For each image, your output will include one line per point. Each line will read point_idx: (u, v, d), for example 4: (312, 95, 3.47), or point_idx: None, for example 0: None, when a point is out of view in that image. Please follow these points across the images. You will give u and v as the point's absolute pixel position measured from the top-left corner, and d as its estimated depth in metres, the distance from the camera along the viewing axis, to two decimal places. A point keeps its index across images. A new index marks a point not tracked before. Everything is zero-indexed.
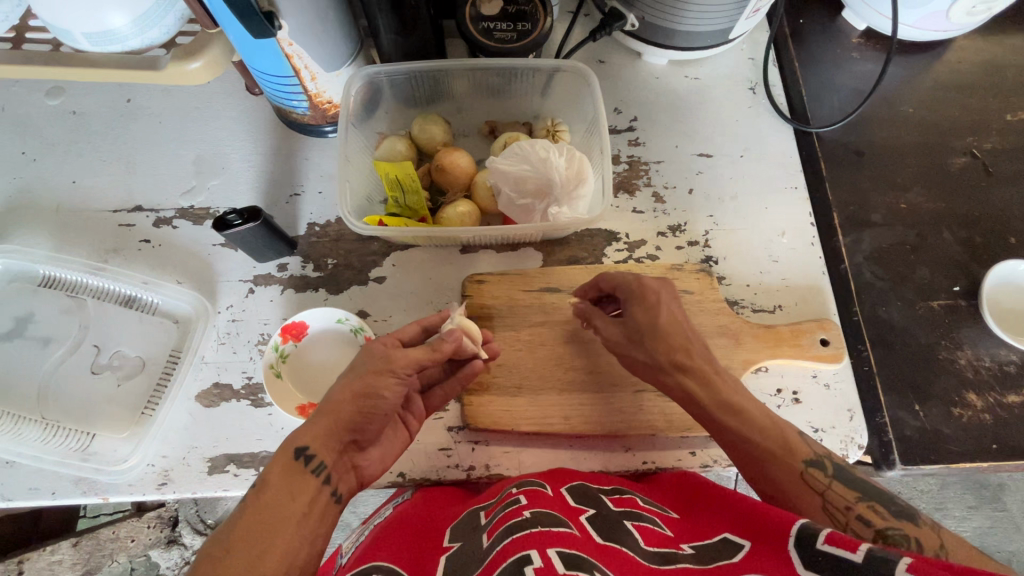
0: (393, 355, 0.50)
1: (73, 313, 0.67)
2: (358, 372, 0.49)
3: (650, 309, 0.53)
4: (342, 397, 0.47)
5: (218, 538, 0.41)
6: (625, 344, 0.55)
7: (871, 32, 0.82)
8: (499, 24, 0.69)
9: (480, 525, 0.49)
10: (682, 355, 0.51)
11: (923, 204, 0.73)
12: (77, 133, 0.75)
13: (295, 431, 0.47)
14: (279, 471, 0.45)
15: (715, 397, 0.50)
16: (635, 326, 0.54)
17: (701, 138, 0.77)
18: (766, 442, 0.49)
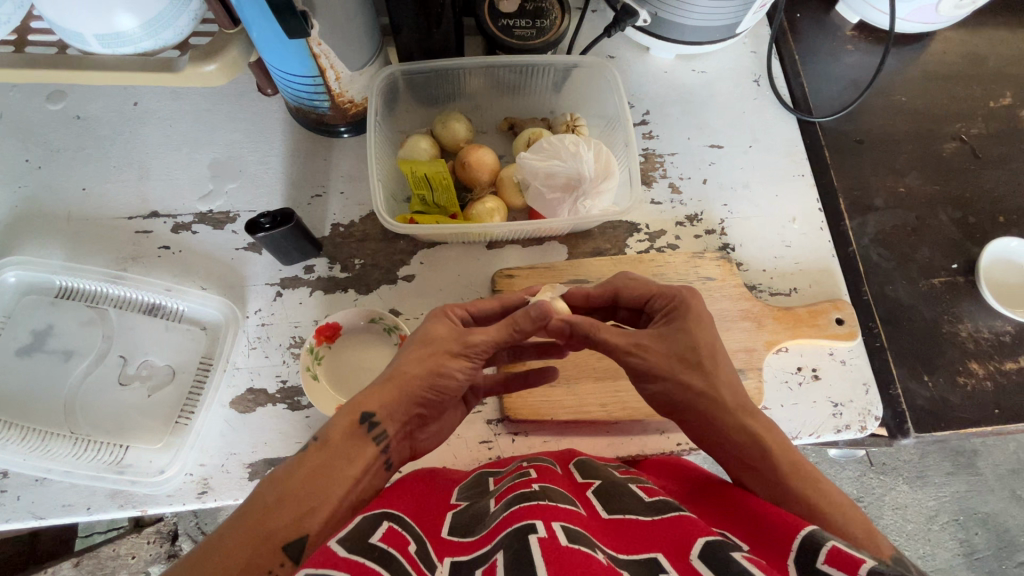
0: (469, 336, 0.48)
1: (94, 324, 0.65)
2: (431, 348, 0.47)
3: (705, 332, 0.48)
4: (414, 371, 0.46)
5: (267, 489, 0.40)
6: (683, 371, 0.46)
7: (864, 25, 0.86)
8: (517, 21, 0.69)
9: (490, 492, 0.52)
10: (735, 387, 0.46)
11: (920, 188, 0.78)
12: (83, 138, 0.73)
13: (362, 392, 0.45)
14: (342, 429, 0.43)
15: (755, 417, 0.45)
16: (691, 346, 0.47)
17: (711, 130, 0.80)
18: (777, 452, 0.44)
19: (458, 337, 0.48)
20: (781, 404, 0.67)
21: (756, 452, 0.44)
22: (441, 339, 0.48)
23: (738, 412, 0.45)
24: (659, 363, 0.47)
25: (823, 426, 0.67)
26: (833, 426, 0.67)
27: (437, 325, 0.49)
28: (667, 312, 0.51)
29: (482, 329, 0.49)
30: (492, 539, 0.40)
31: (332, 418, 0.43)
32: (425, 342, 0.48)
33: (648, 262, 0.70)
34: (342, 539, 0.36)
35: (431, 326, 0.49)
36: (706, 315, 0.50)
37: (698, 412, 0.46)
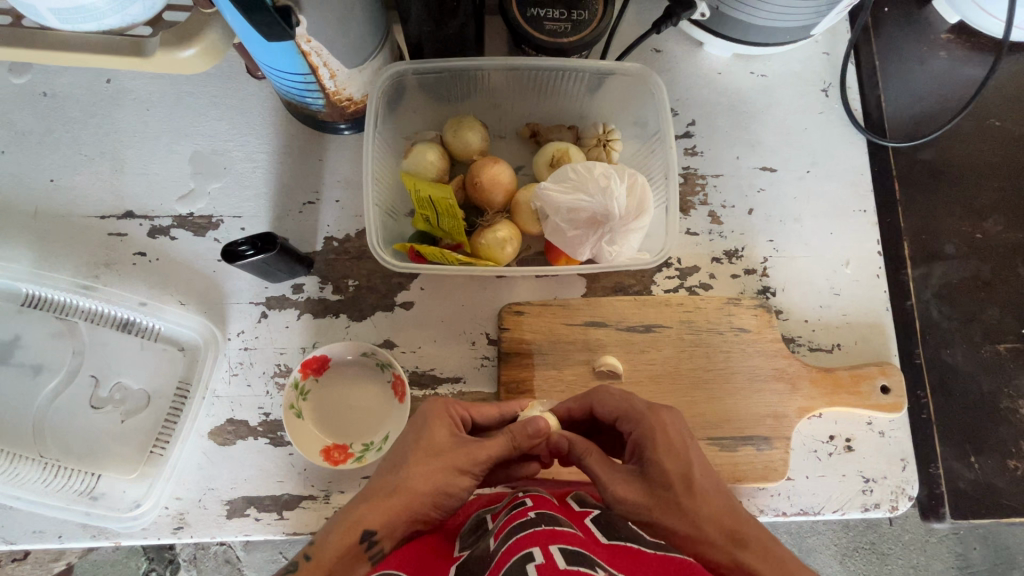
0: (476, 451, 0.46)
1: (64, 338, 0.60)
2: (438, 464, 0.44)
3: (676, 461, 0.44)
4: (422, 489, 0.43)
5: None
6: (659, 511, 0.42)
7: (963, 26, 0.72)
8: (551, 11, 0.58)
9: (487, 529, 0.47)
10: (720, 519, 0.42)
11: (1000, 235, 0.67)
12: (50, 120, 0.65)
13: (361, 505, 0.42)
14: (335, 548, 0.40)
15: (750, 548, 0.41)
16: (663, 479, 0.43)
17: (765, 148, 0.69)
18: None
19: (464, 451, 0.46)
20: (806, 475, 0.61)
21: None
22: (446, 450, 0.45)
23: (729, 549, 0.41)
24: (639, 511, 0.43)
25: (849, 503, 0.61)
26: (861, 504, 0.61)
27: (438, 433, 0.46)
28: (636, 443, 0.46)
29: (486, 443, 0.47)
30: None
31: (327, 537, 0.41)
32: (434, 453, 0.45)
33: (676, 306, 0.62)
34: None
35: (438, 434, 0.46)
36: (676, 435, 0.46)
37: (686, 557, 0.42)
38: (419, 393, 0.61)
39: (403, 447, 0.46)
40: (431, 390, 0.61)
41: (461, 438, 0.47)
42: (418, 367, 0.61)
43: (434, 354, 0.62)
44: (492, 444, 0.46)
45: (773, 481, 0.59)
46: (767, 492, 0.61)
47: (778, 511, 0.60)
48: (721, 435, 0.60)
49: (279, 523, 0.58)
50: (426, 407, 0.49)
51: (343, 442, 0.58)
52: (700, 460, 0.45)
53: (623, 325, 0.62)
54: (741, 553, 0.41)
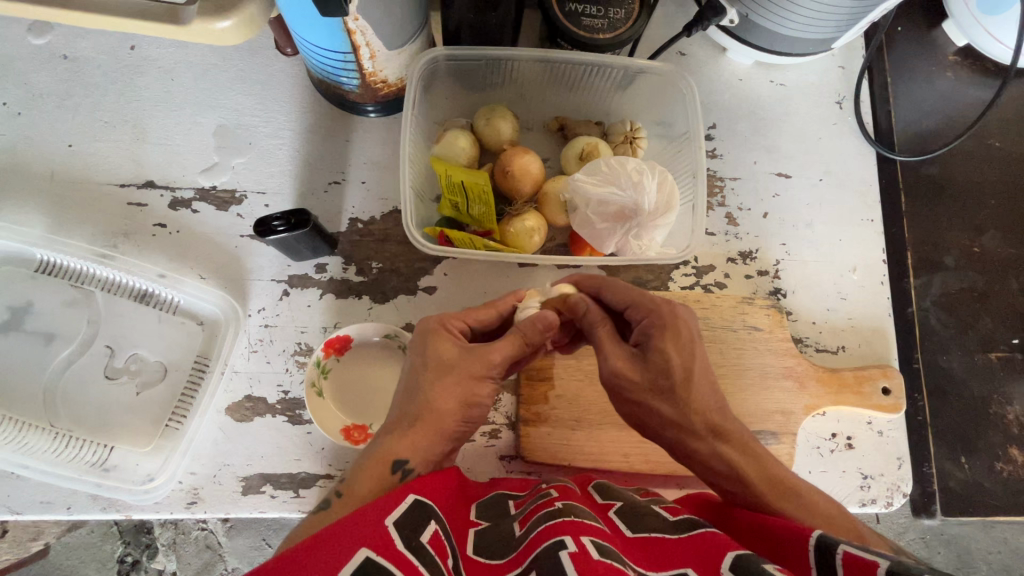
0: (488, 355, 0.48)
1: (78, 306, 0.58)
2: (455, 377, 0.47)
3: (682, 355, 0.46)
4: (447, 405, 0.46)
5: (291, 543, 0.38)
6: (652, 393, 0.45)
7: (969, 50, 0.75)
8: (588, 8, 0.59)
9: (511, 513, 0.49)
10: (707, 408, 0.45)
11: (996, 250, 0.71)
12: (70, 83, 0.63)
13: (389, 439, 0.43)
14: (370, 481, 0.41)
15: (730, 442, 0.45)
16: (662, 368, 0.45)
17: (780, 155, 0.71)
18: (752, 472, 0.44)
19: (477, 358, 0.48)
20: (808, 470, 0.64)
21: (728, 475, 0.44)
22: (460, 363, 0.47)
23: (708, 439, 0.45)
24: (631, 387, 0.46)
25: (848, 497, 0.63)
26: (859, 499, 0.63)
27: (446, 350, 0.48)
28: (642, 332, 0.48)
29: (497, 346, 0.49)
30: (522, 562, 0.38)
31: (360, 469, 0.42)
32: (447, 369, 0.47)
33: (693, 302, 0.64)
34: (398, 523, 0.34)
35: (447, 350, 0.48)
36: (687, 329, 0.47)
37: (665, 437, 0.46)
38: None
39: (413, 372, 0.48)
40: None
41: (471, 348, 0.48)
42: None
43: None
44: (505, 342, 0.49)
45: None
46: None
47: None
48: None
49: (296, 501, 0.57)
50: (429, 324, 0.50)
51: (362, 422, 0.58)
52: (702, 357, 0.46)
53: None
54: (723, 450, 0.44)
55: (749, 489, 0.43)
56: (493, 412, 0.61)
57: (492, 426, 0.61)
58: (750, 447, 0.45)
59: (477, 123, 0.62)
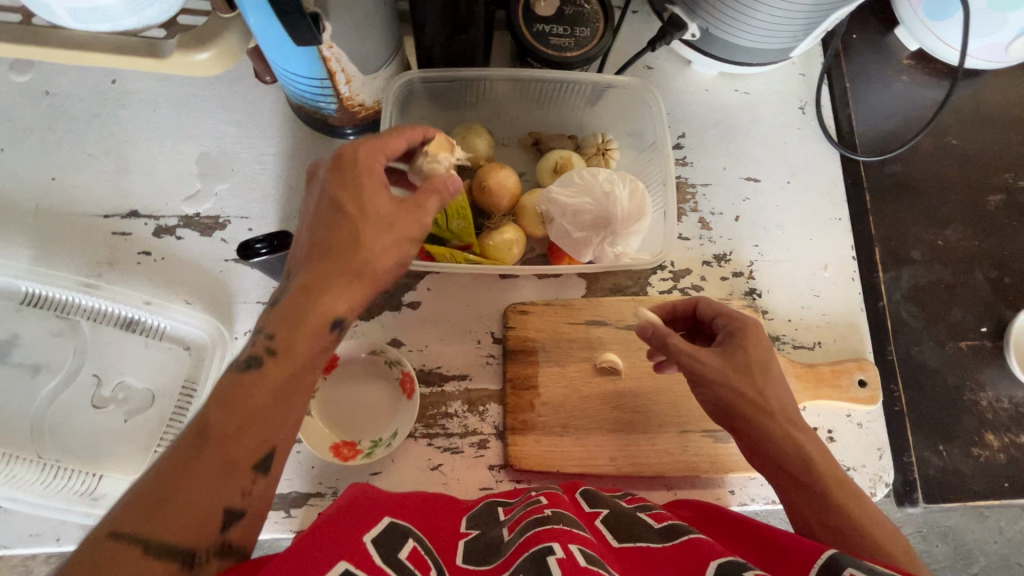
0: (425, 212, 0.44)
1: (64, 336, 0.59)
2: (393, 237, 0.43)
3: (762, 352, 0.48)
4: (385, 264, 0.42)
5: (200, 439, 0.36)
6: (736, 378, 0.47)
7: (922, 54, 0.79)
8: (555, 28, 0.62)
9: (500, 518, 0.49)
10: (785, 402, 0.48)
11: (960, 243, 0.74)
12: (52, 119, 0.64)
13: (314, 308, 0.40)
14: (309, 340, 0.40)
15: (805, 434, 0.46)
16: (746, 361, 0.48)
17: (748, 160, 0.74)
18: (822, 465, 0.45)
19: (415, 208, 0.44)
20: None
21: (800, 463, 0.45)
22: (396, 217, 0.43)
23: (782, 423, 0.46)
24: (715, 373, 0.47)
25: None
26: None
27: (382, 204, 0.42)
28: (727, 332, 0.50)
29: (426, 202, 0.44)
30: (509, 567, 0.39)
31: (297, 326, 0.40)
32: (386, 225, 0.42)
33: None
34: (376, 540, 0.35)
35: (371, 175, 0.43)
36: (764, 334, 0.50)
37: (745, 419, 0.47)
38: (426, 391, 0.62)
39: (339, 214, 0.42)
40: (437, 388, 0.63)
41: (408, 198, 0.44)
42: (425, 365, 0.63)
43: (440, 352, 0.64)
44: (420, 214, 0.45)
45: None
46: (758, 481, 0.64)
47: (768, 499, 0.63)
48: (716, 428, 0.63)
49: (286, 521, 0.58)
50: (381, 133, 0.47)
51: (351, 439, 0.59)
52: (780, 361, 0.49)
53: (621, 324, 0.65)
54: (797, 442, 0.46)
55: (822, 481, 0.44)
56: (481, 423, 0.62)
57: (479, 436, 0.62)
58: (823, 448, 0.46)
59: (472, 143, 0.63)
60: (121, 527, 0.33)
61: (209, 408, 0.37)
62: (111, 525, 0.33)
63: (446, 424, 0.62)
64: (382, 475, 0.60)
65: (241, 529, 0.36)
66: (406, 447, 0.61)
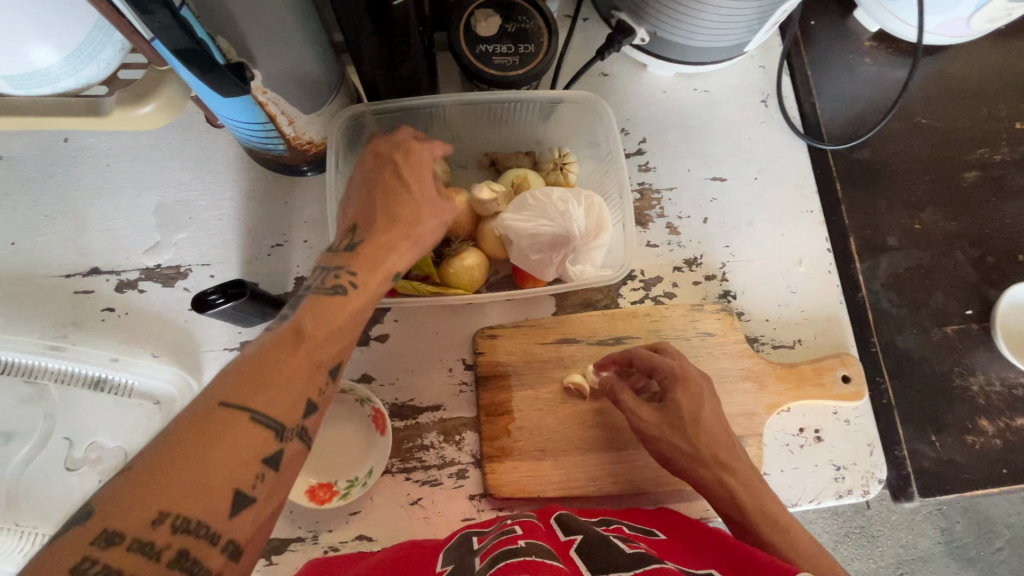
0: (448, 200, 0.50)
1: (33, 402, 0.58)
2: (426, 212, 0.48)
3: (692, 402, 0.54)
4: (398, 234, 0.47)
5: (220, 426, 0.33)
6: (668, 432, 0.54)
7: (884, 34, 0.77)
8: (498, 47, 0.61)
9: (474, 549, 0.48)
10: (721, 447, 0.54)
11: (937, 225, 0.72)
12: (7, 184, 0.64)
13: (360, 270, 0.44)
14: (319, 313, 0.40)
15: (736, 475, 0.53)
16: (677, 415, 0.54)
17: (713, 160, 0.73)
18: (750, 501, 0.52)
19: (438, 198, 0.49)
20: (781, 468, 0.63)
21: (733, 504, 0.53)
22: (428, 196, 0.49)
23: (714, 469, 0.53)
24: (651, 429, 0.55)
25: (824, 491, 0.63)
26: (836, 492, 0.63)
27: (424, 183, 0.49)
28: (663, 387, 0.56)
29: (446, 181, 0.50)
30: None
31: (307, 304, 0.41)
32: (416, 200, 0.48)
33: (643, 316, 0.65)
34: None
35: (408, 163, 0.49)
36: (697, 383, 0.55)
37: (685, 468, 0.54)
38: (401, 425, 0.62)
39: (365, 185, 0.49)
40: (412, 421, 0.62)
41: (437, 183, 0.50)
42: (398, 398, 0.62)
43: (412, 384, 0.63)
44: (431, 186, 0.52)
45: None
46: None
47: None
48: None
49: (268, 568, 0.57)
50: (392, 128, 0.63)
51: (327, 481, 0.58)
52: (710, 403, 0.55)
53: (593, 340, 0.64)
54: (727, 482, 0.53)
55: (746, 515, 0.52)
56: (458, 452, 0.61)
57: (458, 466, 0.61)
58: (753, 484, 0.53)
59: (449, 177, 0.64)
60: (119, 525, 0.30)
61: (214, 397, 0.34)
62: (105, 519, 0.30)
63: (422, 457, 0.61)
64: (362, 514, 0.59)
65: (255, 507, 0.33)
66: (384, 484, 0.60)
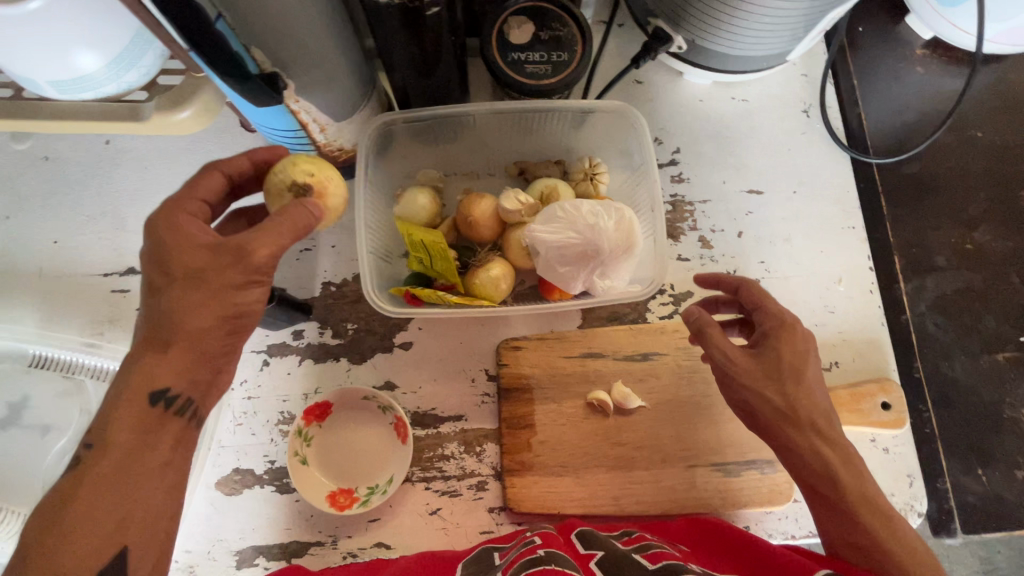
0: (246, 258, 0.39)
1: (71, 396, 0.61)
2: (206, 293, 0.39)
3: (795, 351, 0.47)
4: (204, 325, 0.40)
5: (60, 540, 0.35)
6: (760, 379, 0.47)
7: (938, 41, 0.73)
8: (531, 55, 0.60)
9: (495, 565, 0.47)
10: (819, 409, 0.47)
11: (991, 245, 0.68)
12: (52, 183, 0.67)
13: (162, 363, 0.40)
14: (137, 424, 0.39)
15: (833, 446, 0.46)
16: (774, 363, 0.47)
17: (750, 171, 0.70)
18: (846, 478, 0.45)
19: (231, 261, 0.39)
20: None
21: (824, 476, 0.46)
22: (212, 267, 0.39)
23: (807, 432, 0.46)
24: (739, 373, 0.48)
25: None
26: None
27: (191, 259, 0.39)
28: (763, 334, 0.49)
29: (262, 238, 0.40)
30: None
31: (116, 412, 0.39)
32: (195, 280, 0.39)
33: (673, 333, 0.63)
34: None
35: (167, 241, 0.40)
36: (801, 333, 0.48)
37: (772, 424, 0.47)
38: (421, 434, 0.62)
39: (152, 290, 0.40)
40: (433, 430, 0.62)
41: (220, 243, 0.40)
42: (420, 407, 0.62)
43: (435, 394, 0.63)
44: (271, 234, 0.40)
45: (779, 504, 0.59)
46: (774, 515, 0.60)
47: (787, 535, 0.59)
48: (724, 460, 0.60)
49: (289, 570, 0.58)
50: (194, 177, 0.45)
51: (348, 486, 0.58)
52: (815, 360, 0.48)
53: (619, 354, 0.63)
54: (823, 441, 0.46)
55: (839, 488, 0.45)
56: (478, 464, 0.61)
57: (478, 478, 0.60)
58: (848, 459, 0.46)
59: (316, 185, 0.46)
60: None
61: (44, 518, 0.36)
62: None
63: (442, 467, 0.61)
64: (381, 521, 0.59)
65: None
66: (404, 492, 0.60)
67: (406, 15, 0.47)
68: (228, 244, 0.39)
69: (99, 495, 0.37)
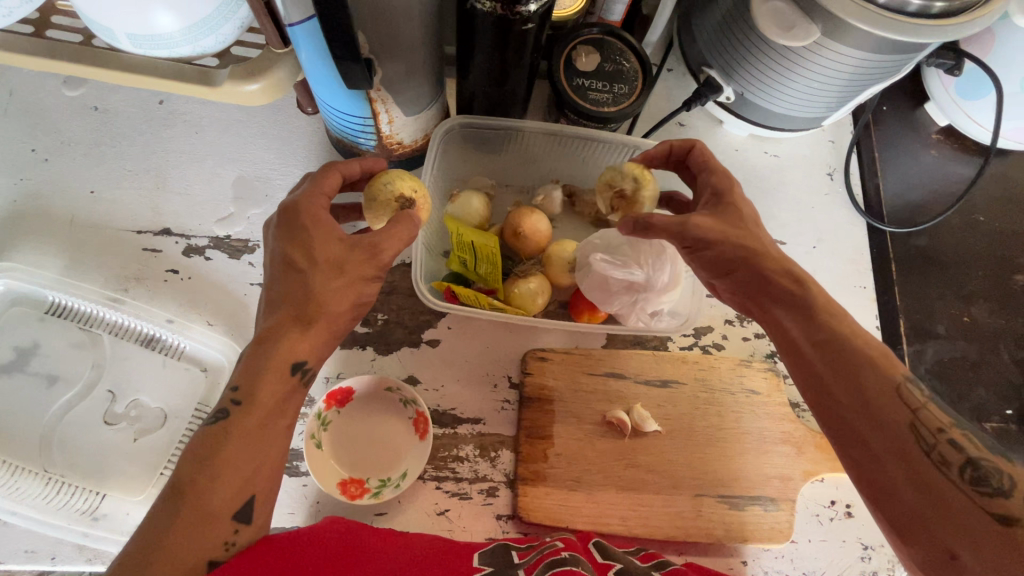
0: (380, 255, 0.46)
1: (86, 349, 0.59)
2: (347, 279, 0.45)
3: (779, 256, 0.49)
4: (344, 306, 0.45)
5: (208, 478, 0.39)
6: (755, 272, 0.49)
7: (951, 130, 0.80)
8: (595, 83, 0.63)
9: (513, 564, 0.47)
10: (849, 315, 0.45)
11: (986, 320, 0.73)
12: (98, 133, 0.66)
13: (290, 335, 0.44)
14: (275, 390, 0.43)
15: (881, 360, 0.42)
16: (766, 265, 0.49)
17: (775, 222, 0.74)
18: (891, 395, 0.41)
19: (368, 256, 0.45)
20: (808, 538, 0.63)
21: (862, 379, 0.42)
22: (350, 259, 0.45)
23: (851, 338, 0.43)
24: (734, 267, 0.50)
25: (849, 569, 0.62)
26: (861, 571, 0.62)
27: (334, 249, 0.45)
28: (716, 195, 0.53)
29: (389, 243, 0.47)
30: None
31: (259, 379, 0.42)
32: (338, 269, 0.45)
33: (692, 363, 0.66)
34: None
35: (308, 226, 0.45)
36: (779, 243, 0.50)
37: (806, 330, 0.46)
38: (438, 432, 0.61)
39: (294, 268, 0.44)
40: (451, 430, 0.62)
41: (357, 240, 0.45)
42: (440, 405, 0.62)
43: (456, 395, 0.63)
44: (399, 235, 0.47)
45: (778, 542, 0.60)
46: (772, 553, 0.61)
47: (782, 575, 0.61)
48: (731, 493, 0.61)
49: None
50: (319, 173, 0.50)
51: (360, 476, 0.58)
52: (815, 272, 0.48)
53: (640, 378, 0.64)
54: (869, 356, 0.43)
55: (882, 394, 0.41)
56: (492, 469, 0.61)
57: (489, 483, 0.60)
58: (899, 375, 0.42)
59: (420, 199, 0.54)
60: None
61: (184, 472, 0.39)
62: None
63: (456, 468, 0.61)
64: (388, 515, 0.58)
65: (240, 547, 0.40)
66: (414, 489, 0.59)
67: (499, 26, 0.49)
68: (365, 241, 0.46)
69: (227, 467, 0.40)
